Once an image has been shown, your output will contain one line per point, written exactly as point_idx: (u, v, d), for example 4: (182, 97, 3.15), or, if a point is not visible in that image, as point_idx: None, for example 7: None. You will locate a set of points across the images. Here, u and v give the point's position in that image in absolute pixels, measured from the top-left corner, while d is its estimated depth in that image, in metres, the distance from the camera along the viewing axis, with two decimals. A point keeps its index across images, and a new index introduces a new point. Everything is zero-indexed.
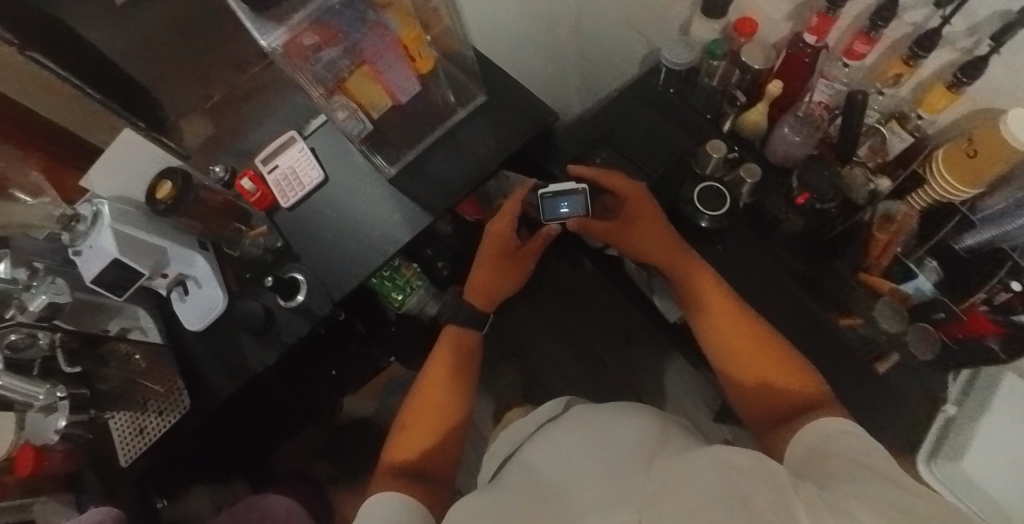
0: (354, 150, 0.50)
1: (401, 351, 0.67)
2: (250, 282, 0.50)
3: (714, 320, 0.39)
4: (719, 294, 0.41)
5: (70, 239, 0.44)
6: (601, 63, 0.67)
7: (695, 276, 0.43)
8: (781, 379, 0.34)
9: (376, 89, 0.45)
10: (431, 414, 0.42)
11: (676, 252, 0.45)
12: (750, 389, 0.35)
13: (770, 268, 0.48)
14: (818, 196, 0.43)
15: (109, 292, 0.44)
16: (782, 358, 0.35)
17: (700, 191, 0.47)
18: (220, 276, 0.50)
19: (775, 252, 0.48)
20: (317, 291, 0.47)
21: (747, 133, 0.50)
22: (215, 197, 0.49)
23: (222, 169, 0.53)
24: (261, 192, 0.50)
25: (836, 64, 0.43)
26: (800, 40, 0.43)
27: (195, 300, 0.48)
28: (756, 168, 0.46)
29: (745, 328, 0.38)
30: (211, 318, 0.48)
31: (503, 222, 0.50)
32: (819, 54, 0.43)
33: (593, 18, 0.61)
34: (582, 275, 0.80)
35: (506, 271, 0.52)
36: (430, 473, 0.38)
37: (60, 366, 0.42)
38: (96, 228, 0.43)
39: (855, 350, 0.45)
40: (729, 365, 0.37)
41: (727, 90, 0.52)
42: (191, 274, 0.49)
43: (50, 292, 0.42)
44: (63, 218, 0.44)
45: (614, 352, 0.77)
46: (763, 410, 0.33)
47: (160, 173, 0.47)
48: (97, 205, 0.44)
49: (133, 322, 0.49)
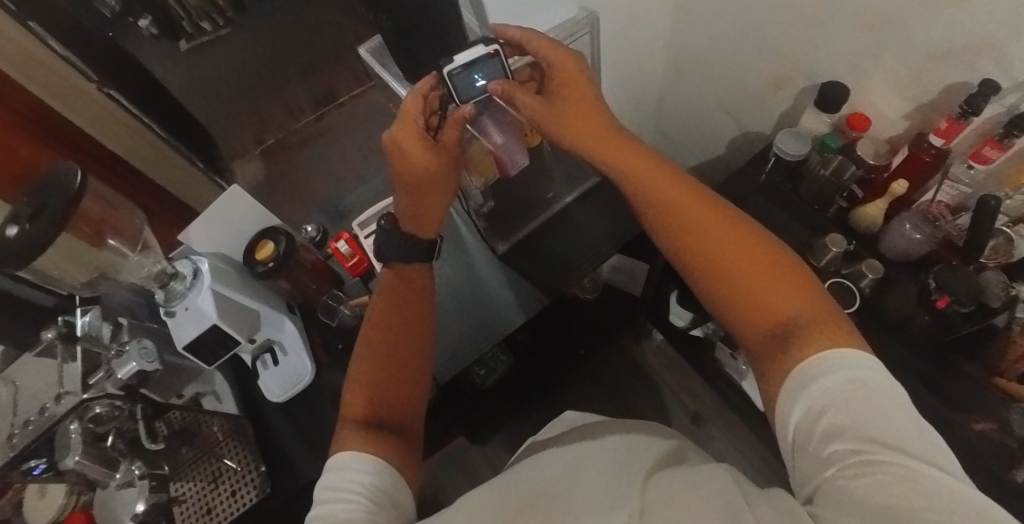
0: (459, 220, 0.49)
1: (470, 424, 0.63)
2: (339, 353, 0.48)
3: (698, 230, 0.28)
4: (705, 203, 0.29)
5: (166, 298, 0.41)
6: (684, 141, 0.68)
7: (666, 180, 0.31)
8: (789, 311, 0.24)
9: (486, 160, 0.43)
10: (392, 343, 0.33)
11: (634, 158, 0.32)
12: (755, 315, 0.25)
13: (891, 369, 0.45)
14: (959, 302, 0.41)
15: (198, 358, 0.41)
16: (781, 269, 0.26)
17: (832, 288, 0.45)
18: (308, 343, 0.47)
19: (899, 354, 0.45)
20: None
21: (861, 227, 0.48)
22: (310, 258, 0.48)
23: (313, 229, 0.52)
24: (356, 257, 0.48)
25: (960, 166, 0.42)
26: (923, 140, 0.43)
27: (281, 368, 0.46)
28: (878, 264, 0.45)
29: (738, 238, 0.27)
30: (297, 389, 0.46)
31: (413, 111, 0.36)
32: (943, 155, 0.42)
33: (683, 98, 0.63)
34: (650, 347, 0.77)
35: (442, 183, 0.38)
36: (392, 423, 0.30)
37: (141, 440, 0.40)
38: (195, 288, 0.41)
39: (988, 462, 0.41)
40: (720, 283, 0.27)
41: (841, 184, 0.48)
42: (278, 339, 0.46)
43: (140, 357, 0.39)
44: (162, 276, 0.42)
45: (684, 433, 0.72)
46: (765, 337, 0.25)
47: (261, 233, 0.45)
48: (198, 263, 0.42)
49: (207, 386, 0.47)
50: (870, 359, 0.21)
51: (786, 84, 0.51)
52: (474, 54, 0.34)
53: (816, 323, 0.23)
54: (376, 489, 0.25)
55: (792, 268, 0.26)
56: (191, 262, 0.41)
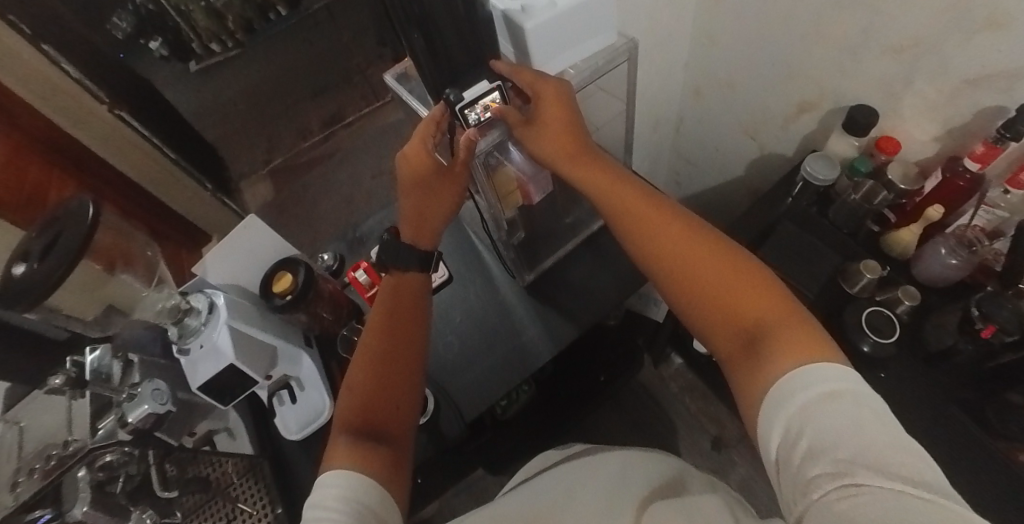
0: (485, 250, 0.48)
1: (488, 458, 0.61)
2: None
3: (670, 245, 0.29)
4: (673, 216, 0.29)
5: (180, 335, 0.39)
6: (701, 162, 0.67)
7: (638, 197, 0.31)
8: (765, 323, 0.24)
9: (512, 190, 0.41)
10: (388, 353, 0.32)
11: (607, 175, 0.33)
12: (728, 328, 0.25)
13: (933, 400, 0.43)
14: (1004, 330, 0.39)
15: (212, 398, 0.39)
16: (757, 284, 0.26)
17: (867, 315, 0.43)
18: (326, 377, 0.46)
19: (940, 385, 0.44)
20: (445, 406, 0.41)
21: (895, 252, 0.48)
22: (328, 289, 0.46)
23: (330, 257, 0.50)
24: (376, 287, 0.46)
25: (997, 190, 0.41)
26: (958, 164, 0.42)
27: (298, 405, 0.45)
28: (915, 290, 0.43)
29: (711, 251, 0.27)
30: (314, 427, 0.44)
31: (421, 141, 0.33)
32: (979, 180, 0.41)
33: (701, 121, 0.62)
34: (668, 372, 0.75)
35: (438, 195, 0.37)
36: (385, 430, 0.28)
37: (154, 487, 0.35)
38: (211, 324, 0.39)
39: None
40: (694, 298, 0.27)
41: (871, 209, 0.48)
42: (294, 374, 0.45)
43: (153, 399, 0.38)
44: (173, 312, 0.39)
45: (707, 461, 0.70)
46: (741, 350, 0.24)
47: (278, 264, 0.44)
48: (212, 296, 0.40)
49: (221, 424, 0.46)
50: (847, 369, 0.20)
51: (811, 107, 0.50)
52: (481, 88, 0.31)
53: (790, 334, 0.23)
54: (360, 503, 0.23)
55: (766, 283, 0.26)
56: (206, 296, 0.40)
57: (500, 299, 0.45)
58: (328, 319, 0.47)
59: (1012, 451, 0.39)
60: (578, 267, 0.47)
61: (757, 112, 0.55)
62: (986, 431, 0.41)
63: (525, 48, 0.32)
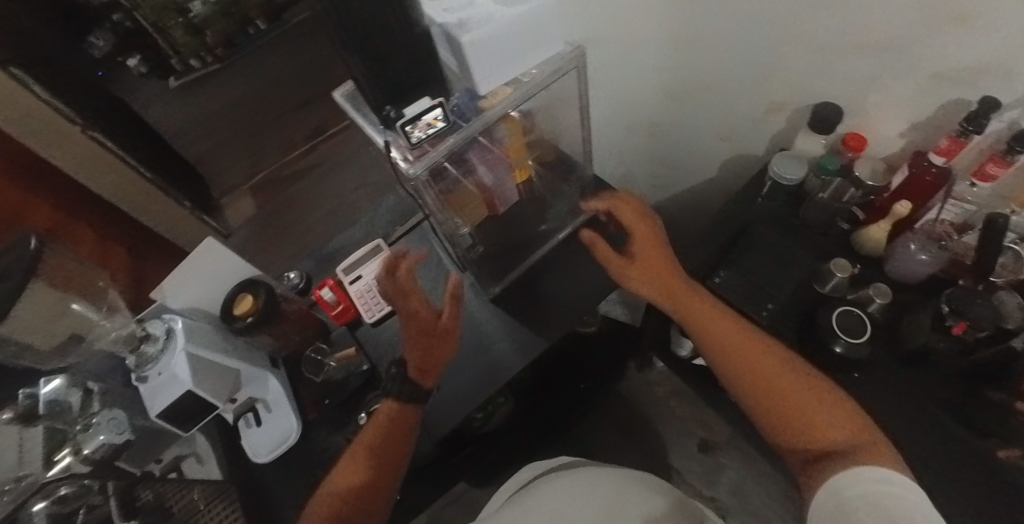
0: (449, 263, 0.47)
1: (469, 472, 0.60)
2: (331, 409, 0.44)
3: (726, 356, 0.36)
4: (730, 325, 0.37)
5: (138, 362, 0.39)
6: (672, 168, 0.67)
7: (693, 310, 0.38)
8: (841, 440, 0.30)
9: (477, 204, 0.41)
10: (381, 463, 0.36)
11: (687, 296, 0.39)
12: (799, 446, 0.31)
13: (912, 403, 0.42)
14: (978, 327, 0.38)
15: (173, 425, 0.39)
16: (815, 398, 0.32)
17: (841, 315, 0.41)
18: (293, 399, 0.45)
19: (919, 384, 0.43)
20: (414, 427, 0.41)
21: (866, 249, 0.47)
22: (294, 308, 0.45)
23: (297, 276, 0.50)
24: (342, 305, 0.46)
25: (965, 183, 0.42)
26: (924, 160, 0.42)
27: (265, 427, 0.44)
28: (885, 288, 0.43)
29: (757, 356, 0.35)
30: (282, 449, 0.43)
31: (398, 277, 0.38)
32: (945, 174, 0.41)
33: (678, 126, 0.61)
34: (654, 378, 0.75)
35: (432, 349, 0.38)
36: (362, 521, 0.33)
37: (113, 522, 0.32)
38: (167, 349, 0.39)
39: None
40: (753, 404, 0.34)
41: (842, 206, 0.48)
42: (260, 396, 0.44)
43: (109, 430, 0.38)
44: (132, 339, 0.40)
45: (697, 468, 0.69)
46: (817, 477, 0.29)
47: (240, 286, 0.43)
48: (170, 321, 0.40)
49: (188, 449, 0.44)
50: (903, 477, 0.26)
51: (776, 109, 0.50)
52: (422, 106, 0.29)
53: (863, 448, 0.29)
54: None
55: (804, 374, 0.34)
56: (163, 322, 0.39)
57: (467, 314, 0.45)
58: (293, 338, 0.46)
59: (991, 448, 0.39)
60: (553, 282, 0.46)
61: (724, 118, 0.55)
62: (968, 431, 0.40)
63: (466, 64, 0.29)
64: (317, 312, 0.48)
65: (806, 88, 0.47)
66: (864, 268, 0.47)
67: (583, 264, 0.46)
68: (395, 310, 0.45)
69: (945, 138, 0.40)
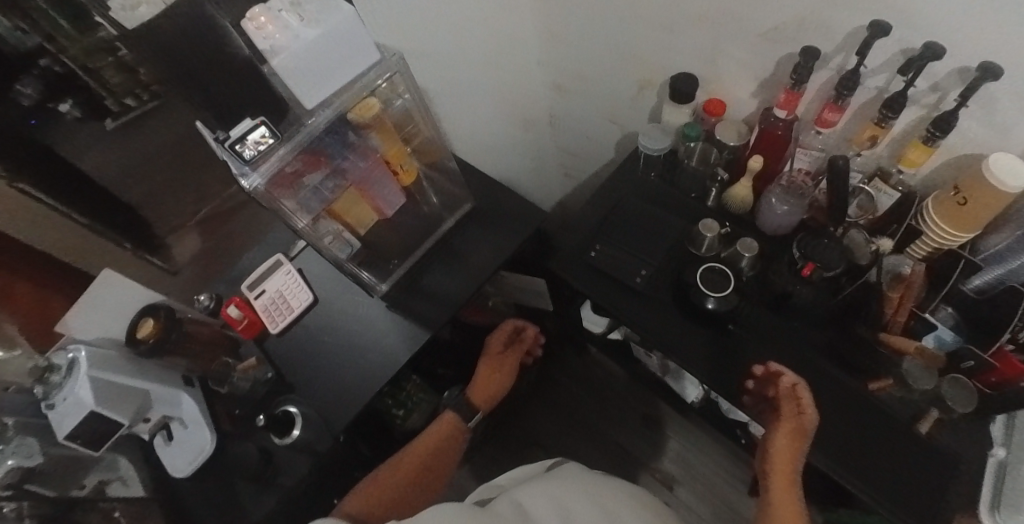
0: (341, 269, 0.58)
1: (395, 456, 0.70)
2: (244, 419, 0.54)
3: (777, 460, 0.52)
4: (788, 444, 0.51)
5: (44, 393, 0.41)
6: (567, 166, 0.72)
7: (777, 461, 0.52)
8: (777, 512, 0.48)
9: (363, 207, 0.49)
10: (404, 503, 0.49)
11: (786, 444, 0.51)
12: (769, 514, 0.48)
13: (795, 344, 0.56)
14: (827, 266, 0.50)
15: (89, 449, 0.41)
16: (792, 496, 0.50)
17: (702, 274, 0.55)
18: (209, 416, 0.50)
19: (798, 331, 0.57)
20: (315, 424, 0.51)
21: (735, 206, 0.59)
22: (202, 327, 0.52)
23: (207, 298, 0.56)
24: (248, 319, 0.54)
25: (810, 133, 0.54)
26: (769, 117, 0.50)
27: (185, 443, 0.48)
28: (750, 242, 0.56)
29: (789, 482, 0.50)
30: (202, 460, 0.48)
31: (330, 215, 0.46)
32: (789, 125, 0.51)
33: (567, 113, 0.65)
34: (590, 360, 0.84)
35: (496, 374, 0.64)
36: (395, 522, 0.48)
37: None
38: (72, 377, 0.40)
39: (895, 412, 0.52)
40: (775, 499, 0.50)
41: (709, 168, 0.60)
42: (177, 415, 0.48)
43: (19, 454, 0.39)
44: (36, 372, 0.41)
45: (637, 440, 0.78)
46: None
47: (143, 310, 0.47)
48: (73, 351, 0.41)
49: (110, 474, 0.46)
50: None
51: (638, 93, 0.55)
52: (248, 128, 0.34)
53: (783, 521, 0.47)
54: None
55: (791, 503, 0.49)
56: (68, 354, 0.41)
57: (370, 314, 0.56)
58: (206, 358, 0.52)
59: (864, 382, 0.53)
60: (439, 275, 0.58)
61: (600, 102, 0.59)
62: (828, 363, 0.55)
63: (290, 85, 0.35)
64: (226, 329, 0.56)
65: (664, 62, 0.50)
66: (735, 225, 0.61)
67: (470, 258, 0.58)
68: (297, 317, 0.54)
69: (782, 90, 0.44)
